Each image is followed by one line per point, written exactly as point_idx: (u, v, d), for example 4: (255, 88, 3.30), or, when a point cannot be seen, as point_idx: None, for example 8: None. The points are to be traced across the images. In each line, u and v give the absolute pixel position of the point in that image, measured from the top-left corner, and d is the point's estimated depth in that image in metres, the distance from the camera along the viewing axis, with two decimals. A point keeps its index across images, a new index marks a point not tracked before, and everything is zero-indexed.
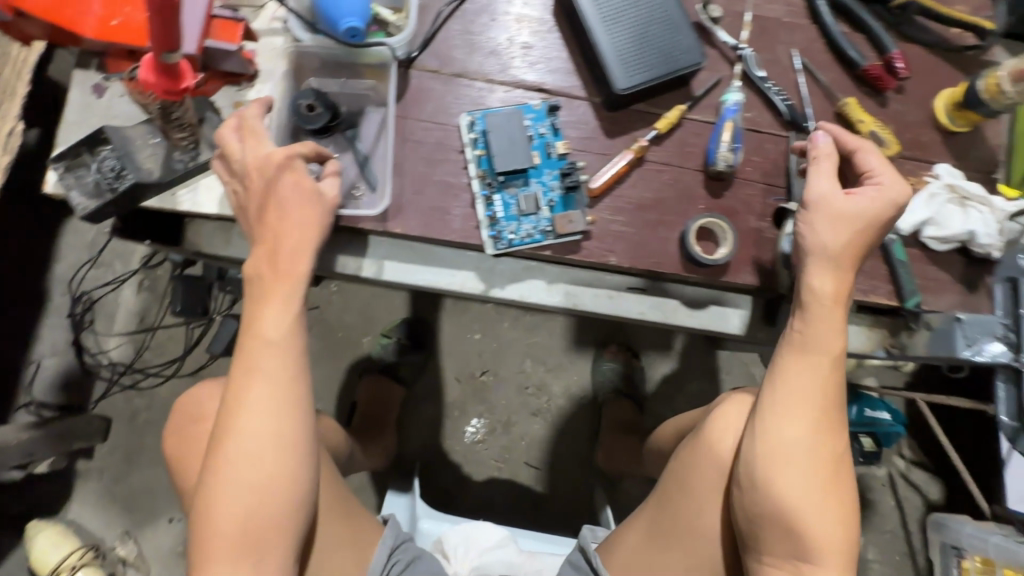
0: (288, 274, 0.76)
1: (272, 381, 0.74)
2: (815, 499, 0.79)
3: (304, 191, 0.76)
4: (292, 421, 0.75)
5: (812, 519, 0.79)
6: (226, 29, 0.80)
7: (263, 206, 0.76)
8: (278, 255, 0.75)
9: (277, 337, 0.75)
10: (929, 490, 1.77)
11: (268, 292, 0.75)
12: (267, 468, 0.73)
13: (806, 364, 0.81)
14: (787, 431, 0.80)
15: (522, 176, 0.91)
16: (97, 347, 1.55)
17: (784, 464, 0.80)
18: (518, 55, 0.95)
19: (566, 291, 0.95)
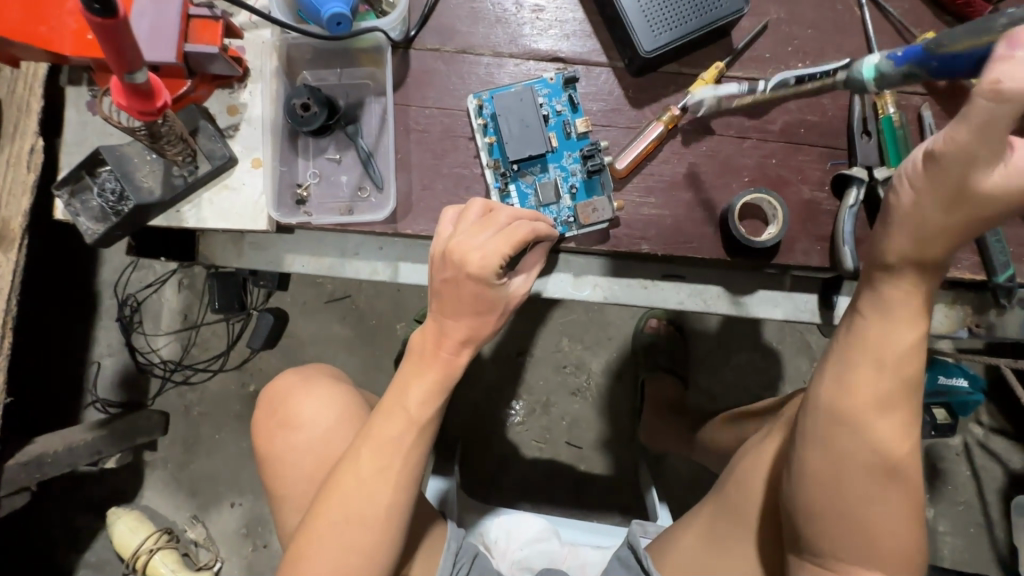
0: (446, 363, 0.77)
1: (406, 442, 0.77)
2: (892, 522, 0.64)
3: (489, 296, 0.75)
4: (409, 479, 0.77)
5: (881, 543, 0.64)
6: (206, 29, 0.73)
7: (457, 295, 0.74)
8: (443, 338, 0.76)
9: (419, 413, 0.77)
10: (1009, 458, 1.62)
11: (423, 367, 0.77)
12: (375, 513, 0.75)
13: (897, 373, 0.62)
14: (851, 442, 0.63)
15: (539, 161, 0.82)
16: (147, 346, 1.61)
17: (857, 482, 0.63)
18: (528, 20, 0.84)
19: (595, 284, 0.87)
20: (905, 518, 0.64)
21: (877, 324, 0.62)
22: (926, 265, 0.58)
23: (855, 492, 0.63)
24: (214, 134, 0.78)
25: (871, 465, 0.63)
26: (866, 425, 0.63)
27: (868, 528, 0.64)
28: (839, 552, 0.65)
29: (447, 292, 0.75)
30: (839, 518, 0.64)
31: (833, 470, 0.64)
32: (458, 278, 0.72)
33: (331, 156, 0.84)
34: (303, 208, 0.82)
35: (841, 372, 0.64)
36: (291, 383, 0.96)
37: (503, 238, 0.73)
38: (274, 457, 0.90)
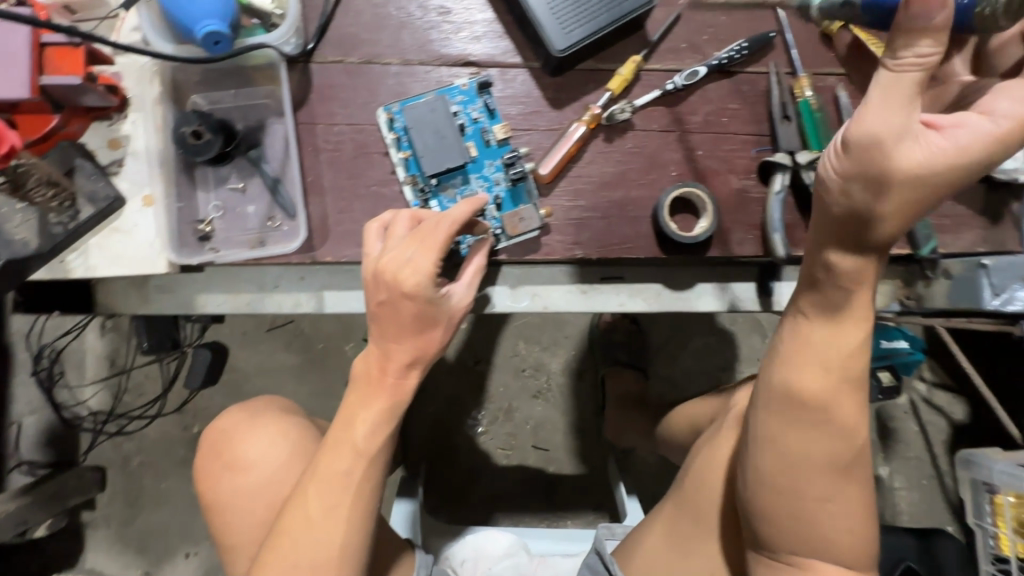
0: (395, 388, 0.72)
1: (355, 478, 0.70)
2: (845, 516, 0.65)
3: (430, 311, 0.70)
4: (361, 516, 0.71)
5: (836, 535, 0.64)
6: (64, 58, 0.64)
7: (395, 316, 0.70)
8: (389, 363, 0.71)
9: (366, 444, 0.71)
10: (952, 410, 1.69)
11: (370, 394, 0.72)
12: (325, 558, 0.69)
13: (849, 370, 0.62)
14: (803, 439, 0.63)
15: (459, 173, 0.78)
16: (73, 399, 1.48)
17: (813, 480, 0.63)
18: (435, 23, 0.79)
19: (532, 294, 0.84)
20: (858, 510, 0.65)
21: (833, 327, 0.62)
22: (862, 254, 0.57)
23: (813, 491, 0.63)
24: (94, 173, 0.70)
25: (829, 462, 0.63)
26: (822, 424, 0.63)
27: (826, 523, 0.64)
28: (799, 547, 0.65)
29: (388, 314, 0.70)
30: (797, 518, 0.64)
31: (792, 471, 0.64)
32: (394, 301, 0.68)
33: (234, 186, 0.77)
34: (208, 245, 0.75)
35: (790, 372, 0.64)
36: (235, 420, 0.86)
37: (432, 247, 0.68)
38: (218, 505, 0.81)
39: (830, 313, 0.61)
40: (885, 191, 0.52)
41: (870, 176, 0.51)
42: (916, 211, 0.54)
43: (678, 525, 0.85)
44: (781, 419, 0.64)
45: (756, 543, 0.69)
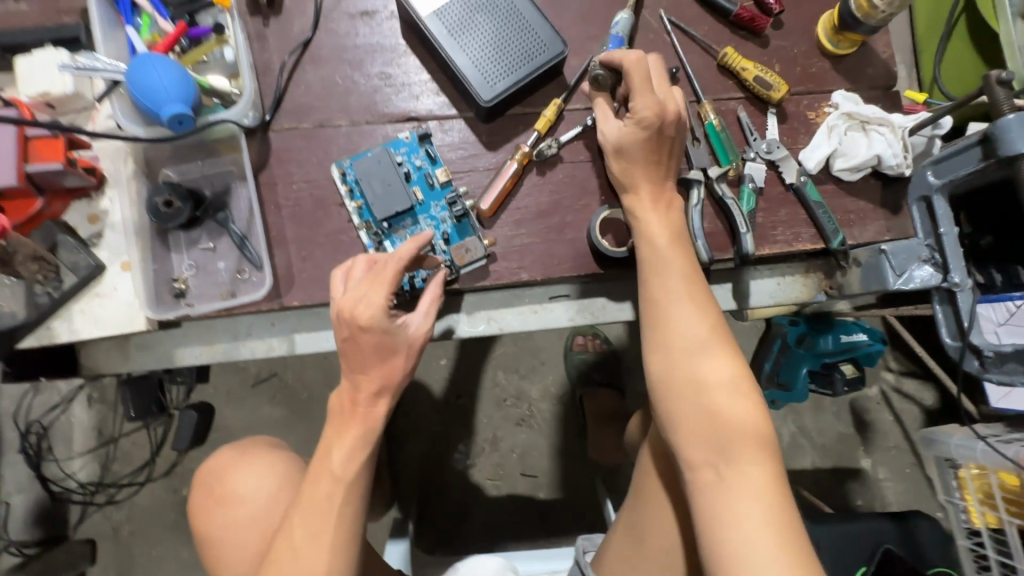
0: (365, 417, 0.78)
1: (335, 505, 0.75)
2: (728, 401, 0.70)
3: (387, 343, 0.77)
4: (345, 543, 0.75)
5: (729, 425, 0.69)
6: (47, 147, 0.73)
7: (358, 349, 0.76)
8: (358, 396, 0.78)
9: (343, 471, 0.76)
10: (923, 396, 1.74)
11: (345, 424, 0.78)
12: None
13: (680, 267, 0.77)
14: (674, 331, 0.74)
15: (409, 215, 0.86)
16: (62, 473, 1.50)
17: (684, 368, 0.73)
18: (379, 87, 0.90)
19: (488, 317, 0.92)
20: (742, 396, 0.70)
21: (658, 236, 0.79)
22: (636, 187, 0.82)
23: (689, 378, 0.72)
24: (76, 246, 0.78)
25: (691, 348, 0.73)
26: (675, 315, 0.75)
27: (713, 410, 0.70)
28: (703, 449, 0.69)
29: (348, 345, 0.77)
30: (689, 410, 0.71)
31: (664, 363, 0.74)
32: (352, 335, 0.75)
33: (205, 246, 0.84)
34: (184, 301, 0.82)
35: (650, 277, 0.78)
36: (227, 458, 0.92)
37: (384, 284, 0.75)
38: (213, 541, 0.86)
39: (654, 230, 0.80)
40: (616, 156, 0.82)
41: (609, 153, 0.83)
42: (646, 155, 0.80)
43: (637, 510, 0.87)
44: (647, 324, 0.77)
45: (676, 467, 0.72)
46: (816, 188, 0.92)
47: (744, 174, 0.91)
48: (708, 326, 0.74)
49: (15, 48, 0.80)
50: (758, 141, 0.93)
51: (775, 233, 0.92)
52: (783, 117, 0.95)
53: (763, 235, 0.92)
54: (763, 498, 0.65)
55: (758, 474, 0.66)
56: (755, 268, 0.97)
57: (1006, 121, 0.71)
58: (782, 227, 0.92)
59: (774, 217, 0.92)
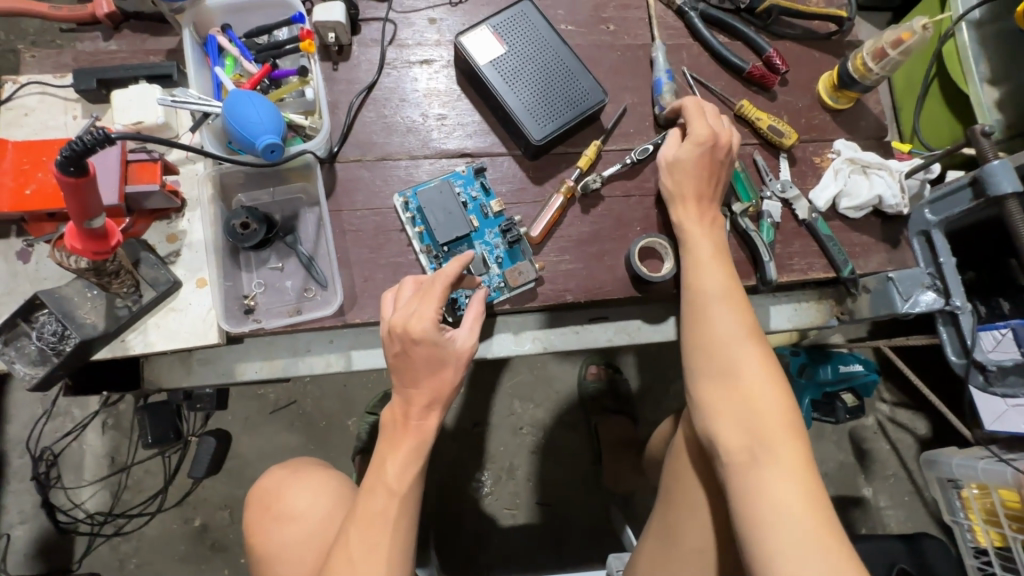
0: (418, 431, 0.81)
1: (390, 517, 0.78)
2: (763, 395, 0.75)
3: (436, 356, 0.80)
4: (400, 552, 0.78)
5: (763, 416, 0.74)
6: (144, 170, 0.80)
7: (409, 363, 0.80)
8: (410, 412, 0.81)
9: (397, 484, 0.79)
10: (917, 426, 1.81)
11: (397, 439, 0.80)
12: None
13: (715, 273, 0.84)
14: (713, 329, 0.80)
15: (465, 241, 0.94)
16: (70, 502, 1.46)
17: (722, 365, 0.78)
18: (434, 126, 0.99)
19: (533, 338, 0.98)
20: (775, 390, 0.75)
21: (701, 250, 0.87)
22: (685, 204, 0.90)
23: (726, 374, 0.77)
24: (156, 262, 0.82)
25: (730, 346, 0.78)
26: (714, 317, 0.81)
27: (750, 404, 0.75)
28: (740, 439, 0.73)
29: (397, 359, 0.80)
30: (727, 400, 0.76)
31: (703, 360, 0.79)
32: (405, 347, 0.78)
33: (273, 266, 0.90)
34: (252, 316, 0.87)
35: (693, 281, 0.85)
36: (279, 477, 0.95)
37: (433, 299, 0.79)
38: (267, 558, 0.88)
39: (697, 244, 0.88)
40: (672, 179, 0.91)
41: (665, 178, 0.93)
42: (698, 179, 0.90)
43: (671, 512, 0.90)
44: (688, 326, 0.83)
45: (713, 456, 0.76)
46: (826, 223, 1.03)
47: (763, 211, 1.02)
48: (744, 326, 0.80)
49: (109, 82, 0.87)
50: (774, 182, 1.04)
51: (791, 263, 1.02)
52: (793, 161, 1.07)
53: (781, 265, 1.01)
54: (796, 480, 0.69)
55: (792, 460, 0.70)
56: (774, 295, 1.06)
57: (992, 167, 0.84)
58: (797, 258, 1.02)
59: (790, 249, 1.02)
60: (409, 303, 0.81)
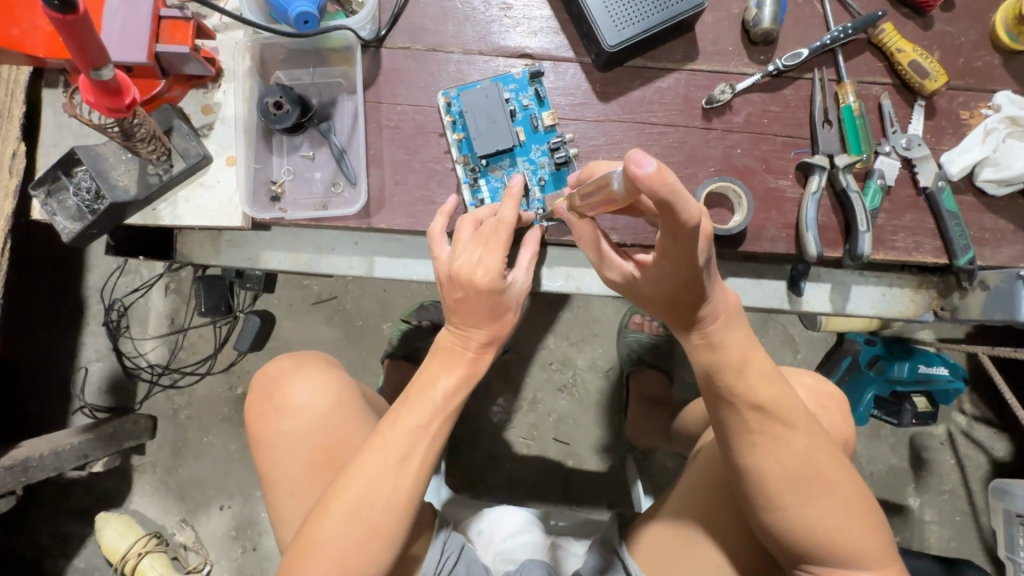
0: (473, 363, 0.72)
1: (430, 432, 0.68)
2: (854, 527, 0.66)
3: (494, 299, 0.70)
4: (430, 470, 0.69)
5: (831, 508, 0.66)
6: (177, 29, 0.75)
7: (471, 308, 0.71)
8: (468, 332, 0.72)
9: (445, 403, 0.70)
10: (994, 447, 1.58)
11: (453, 360, 0.72)
12: (392, 506, 0.66)
13: (736, 336, 0.70)
14: (763, 402, 0.66)
15: (508, 156, 0.84)
16: (135, 350, 1.61)
17: (771, 442, 0.66)
18: (496, 17, 0.86)
19: (567, 275, 0.90)
20: (863, 520, 0.67)
21: (713, 315, 0.69)
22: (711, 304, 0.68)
23: (782, 474, 0.66)
24: (188, 133, 0.80)
25: (810, 488, 0.66)
26: (784, 443, 0.66)
27: (851, 543, 0.66)
28: (804, 533, 0.67)
29: (449, 300, 0.72)
30: (787, 476, 0.66)
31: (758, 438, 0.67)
32: (468, 298, 0.70)
33: (305, 153, 0.85)
34: (278, 205, 0.84)
35: (719, 338, 0.69)
36: (285, 366, 0.90)
37: (499, 245, 0.70)
38: (265, 444, 0.84)
39: (749, 371, 0.68)
40: (673, 291, 0.68)
41: (669, 291, 0.68)
42: (687, 283, 0.65)
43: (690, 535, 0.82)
44: (749, 476, 0.68)
45: (770, 524, 0.68)
46: (953, 197, 0.83)
47: (874, 169, 0.83)
48: (785, 396, 0.67)
49: None
50: (898, 135, 0.84)
51: (894, 239, 0.84)
52: (931, 111, 0.85)
53: (881, 238, 0.84)
54: (866, 546, 0.66)
55: (864, 549, 0.66)
56: (861, 273, 0.90)
57: None
58: (904, 233, 0.84)
59: (897, 221, 0.84)
60: (469, 251, 0.71)
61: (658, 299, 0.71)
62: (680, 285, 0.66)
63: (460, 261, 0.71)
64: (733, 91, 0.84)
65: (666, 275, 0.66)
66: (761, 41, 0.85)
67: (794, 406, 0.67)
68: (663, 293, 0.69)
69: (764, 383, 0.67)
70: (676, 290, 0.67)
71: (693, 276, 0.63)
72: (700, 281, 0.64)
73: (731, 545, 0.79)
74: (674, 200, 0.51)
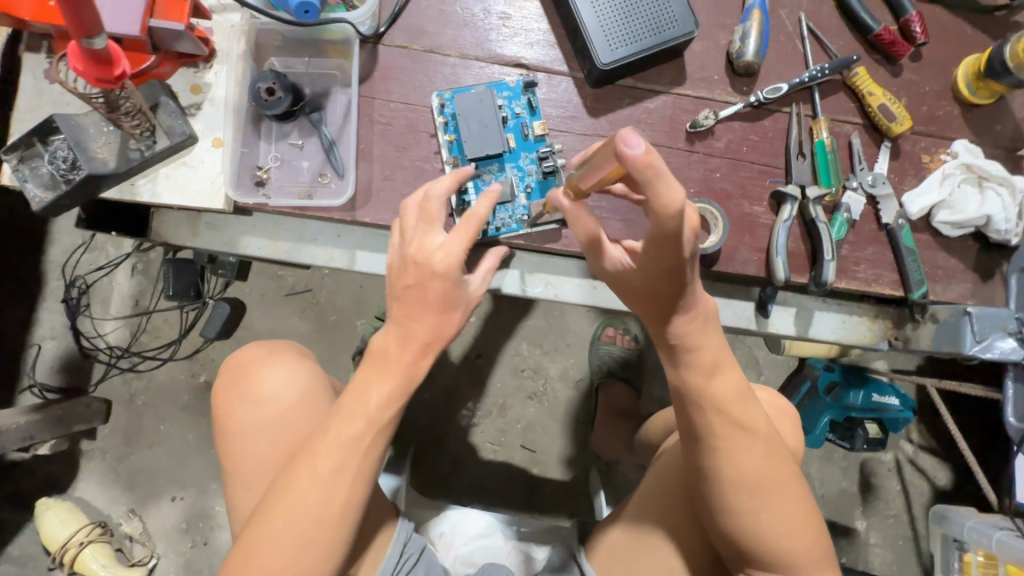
0: (411, 368, 0.68)
1: (368, 438, 0.68)
2: (796, 534, 0.69)
3: (445, 291, 0.67)
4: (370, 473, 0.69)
5: (779, 514, 0.69)
6: (173, 6, 0.75)
7: (421, 296, 0.67)
8: (409, 337, 0.68)
9: (379, 413, 0.68)
10: (936, 475, 1.66)
11: (388, 366, 0.68)
12: (334, 504, 0.67)
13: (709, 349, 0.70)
14: (724, 409, 0.69)
15: (497, 161, 0.85)
16: (94, 331, 1.55)
17: (729, 451, 0.69)
18: (495, 26, 0.88)
19: (547, 282, 0.91)
20: (806, 531, 0.70)
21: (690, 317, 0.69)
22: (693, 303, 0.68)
23: (735, 480, 0.69)
24: (175, 111, 0.78)
25: (760, 493, 0.69)
26: (744, 448, 0.69)
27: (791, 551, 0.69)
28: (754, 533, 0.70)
29: (397, 290, 0.68)
30: (739, 484, 0.69)
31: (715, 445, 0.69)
32: (419, 283, 0.67)
33: (294, 141, 0.85)
34: (262, 190, 0.83)
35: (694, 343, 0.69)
36: (254, 354, 0.88)
37: (463, 233, 0.66)
38: (227, 430, 0.83)
39: (713, 377, 0.69)
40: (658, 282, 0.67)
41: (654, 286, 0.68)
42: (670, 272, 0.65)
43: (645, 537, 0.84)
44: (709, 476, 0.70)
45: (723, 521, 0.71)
46: (911, 234, 0.88)
47: (841, 203, 0.88)
48: (745, 408, 0.70)
49: None
50: (864, 173, 0.89)
51: (856, 269, 0.88)
52: (896, 153, 0.91)
53: (844, 268, 0.88)
54: (803, 553, 0.70)
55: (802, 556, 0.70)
56: (824, 300, 0.95)
57: None
58: (865, 265, 0.89)
59: (859, 253, 0.89)
60: (425, 234, 0.68)
61: (645, 296, 0.70)
62: (666, 275, 0.65)
63: (415, 242, 0.68)
64: (716, 117, 0.88)
65: (651, 265, 0.65)
66: (744, 72, 0.90)
67: (755, 415, 0.70)
68: (650, 286, 0.68)
69: (730, 388, 0.70)
70: (662, 282, 0.66)
71: (678, 265, 0.63)
72: (682, 273, 0.64)
73: (684, 549, 0.82)
74: (662, 171, 0.54)
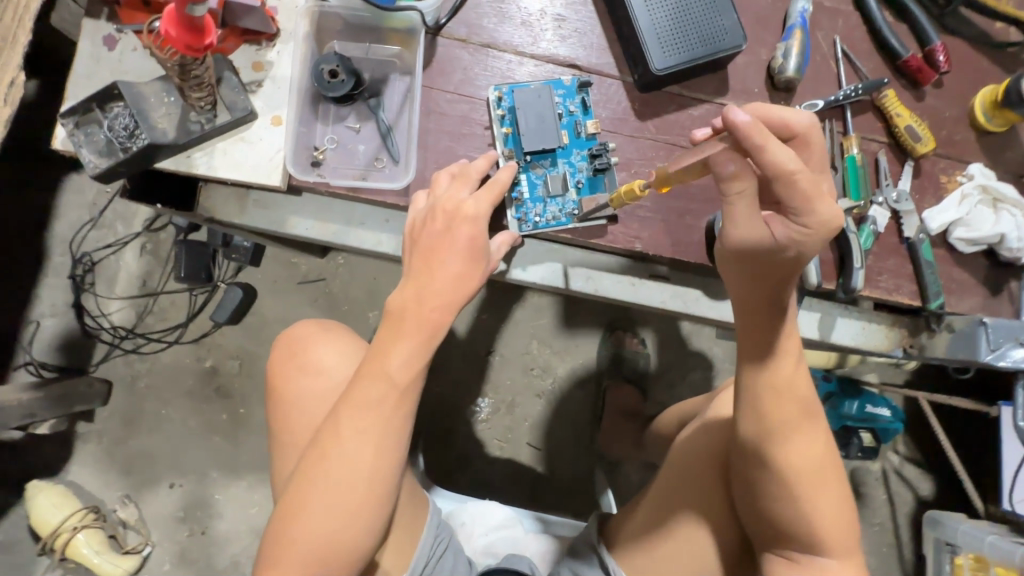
0: (428, 324, 0.68)
1: (390, 402, 0.67)
2: (834, 519, 0.72)
3: (474, 244, 0.71)
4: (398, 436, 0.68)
5: (818, 498, 0.72)
6: None
7: (448, 242, 0.70)
8: (425, 299, 0.68)
9: (399, 377, 0.67)
10: (921, 486, 1.74)
11: (400, 328, 0.68)
12: (364, 470, 0.66)
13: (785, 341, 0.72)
14: (778, 394, 0.72)
15: (549, 156, 0.88)
16: (98, 310, 1.51)
17: (781, 435, 0.72)
18: (550, 26, 0.91)
19: (587, 276, 0.92)
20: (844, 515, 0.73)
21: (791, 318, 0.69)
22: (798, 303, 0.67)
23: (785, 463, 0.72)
24: (237, 86, 0.79)
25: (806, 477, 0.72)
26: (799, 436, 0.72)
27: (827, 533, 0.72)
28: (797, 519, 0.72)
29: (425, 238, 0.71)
30: (786, 466, 0.72)
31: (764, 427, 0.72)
32: (448, 225, 0.71)
33: (350, 125, 0.86)
34: (318, 170, 0.84)
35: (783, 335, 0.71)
36: (309, 328, 0.88)
37: (489, 194, 0.74)
38: (282, 399, 0.84)
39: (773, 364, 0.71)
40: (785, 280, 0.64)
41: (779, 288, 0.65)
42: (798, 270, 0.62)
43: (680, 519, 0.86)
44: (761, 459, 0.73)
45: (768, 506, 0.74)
46: (930, 248, 0.94)
47: (868, 216, 0.93)
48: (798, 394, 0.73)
49: None
50: (890, 188, 0.94)
51: (879, 279, 0.94)
52: (917, 172, 0.97)
53: (868, 278, 0.93)
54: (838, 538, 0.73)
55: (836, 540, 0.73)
56: (846, 306, 1.00)
57: None
58: (886, 275, 0.94)
59: (882, 264, 0.94)
60: (455, 188, 0.75)
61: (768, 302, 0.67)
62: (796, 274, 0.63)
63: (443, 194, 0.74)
64: None
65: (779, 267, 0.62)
66: (783, 87, 0.95)
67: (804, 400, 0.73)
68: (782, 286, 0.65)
69: (794, 376, 0.73)
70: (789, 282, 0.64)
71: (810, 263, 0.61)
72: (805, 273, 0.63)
73: (720, 532, 0.84)
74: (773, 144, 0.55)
